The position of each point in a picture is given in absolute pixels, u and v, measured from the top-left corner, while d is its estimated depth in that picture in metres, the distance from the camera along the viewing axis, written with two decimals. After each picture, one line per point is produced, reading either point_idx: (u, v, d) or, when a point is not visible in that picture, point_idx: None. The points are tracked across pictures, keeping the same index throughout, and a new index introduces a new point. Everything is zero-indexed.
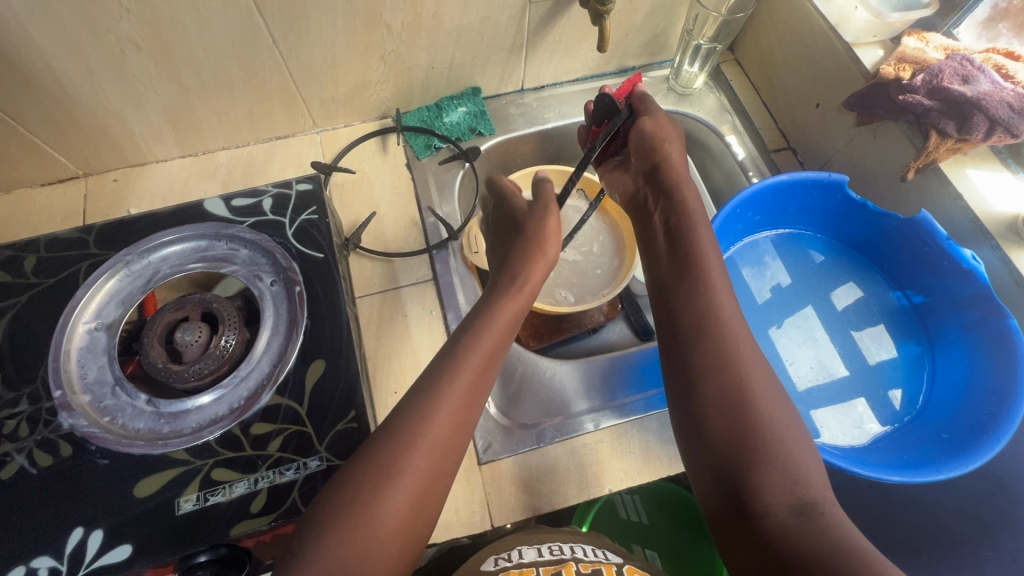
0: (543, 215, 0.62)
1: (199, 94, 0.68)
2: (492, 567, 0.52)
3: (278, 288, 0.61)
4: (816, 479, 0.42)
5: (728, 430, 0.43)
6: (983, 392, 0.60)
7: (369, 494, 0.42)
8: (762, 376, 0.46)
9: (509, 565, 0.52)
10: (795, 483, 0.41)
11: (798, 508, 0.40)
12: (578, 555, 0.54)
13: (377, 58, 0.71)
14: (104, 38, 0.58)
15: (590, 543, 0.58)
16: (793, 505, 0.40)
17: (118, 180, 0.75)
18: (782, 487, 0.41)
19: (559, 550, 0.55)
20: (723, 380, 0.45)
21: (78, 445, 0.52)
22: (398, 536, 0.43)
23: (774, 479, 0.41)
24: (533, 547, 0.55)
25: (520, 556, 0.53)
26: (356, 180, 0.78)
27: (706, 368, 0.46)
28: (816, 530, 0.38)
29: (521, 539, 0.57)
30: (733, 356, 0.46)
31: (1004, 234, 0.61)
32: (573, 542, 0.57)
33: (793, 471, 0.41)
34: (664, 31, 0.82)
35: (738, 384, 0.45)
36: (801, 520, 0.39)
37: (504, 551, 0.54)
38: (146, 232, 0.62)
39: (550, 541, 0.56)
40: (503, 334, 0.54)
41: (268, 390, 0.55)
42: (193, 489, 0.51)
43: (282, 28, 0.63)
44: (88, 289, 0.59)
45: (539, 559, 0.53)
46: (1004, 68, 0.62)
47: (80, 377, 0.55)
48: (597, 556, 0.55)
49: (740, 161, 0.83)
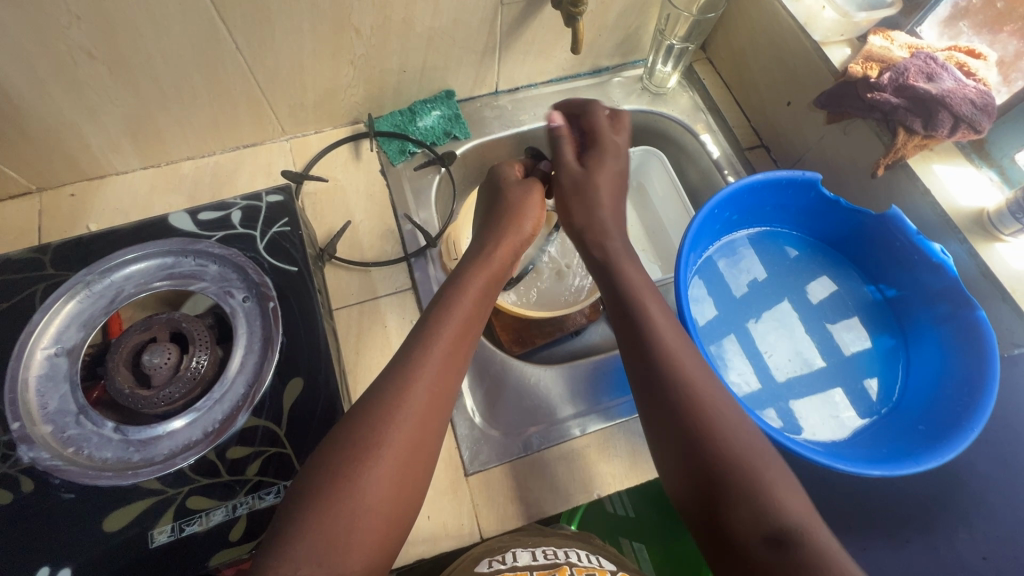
0: (526, 188, 0.64)
1: (160, 103, 0.65)
2: (486, 569, 0.52)
3: (250, 304, 0.58)
4: (791, 504, 0.42)
5: (698, 465, 0.45)
6: (954, 383, 0.62)
7: (344, 528, 0.41)
8: (729, 423, 0.46)
9: (503, 567, 0.52)
10: (772, 523, 0.40)
11: (773, 541, 0.40)
12: (572, 559, 0.54)
13: (347, 62, 0.69)
14: (55, 46, 0.54)
15: (583, 547, 0.58)
16: (767, 536, 0.40)
17: (76, 194, 0.71)
18: (756, 521, 0.41)
19: (554, 554, 0.54)
20: (686, 416, 0.47)
21: (40, 480, 0.49)
22: (373, 559, 0.42)
23: (746, 511, 0.42)
24: (526, 550, 0.55)
25: (514, 559, 0.53)
26: (329, 189, 0.76)
27: (669, 410, 0.48)
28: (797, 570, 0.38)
29: (516, 540, 0.57)
30: (701, 411, 0.47)
31: (970, 228, 0.63)
32: (567, 546, 0.57)
33: (765, 502, 0.42)
34: (636, 32, 0.82)
35: (696, 420, 0.47)
36: (777, 553, 0.39)
37: (498, 554, 0.54)
38: (108, 250, 0.59)
39: (544, 545, 0.56)
40: (460, 335, 0.52)
41: (245, 412, 0.53)
42: (167, 520, 0.49)
43: (245, 34, 0.60)
44: (46, 313, 0.55)
45: (533, 563, 0.52)
46: (966, 66, 0.64)
47: (40, 408, 0.52)
48: (591, 561, 0.55)
49: (715, 160, 0.83)
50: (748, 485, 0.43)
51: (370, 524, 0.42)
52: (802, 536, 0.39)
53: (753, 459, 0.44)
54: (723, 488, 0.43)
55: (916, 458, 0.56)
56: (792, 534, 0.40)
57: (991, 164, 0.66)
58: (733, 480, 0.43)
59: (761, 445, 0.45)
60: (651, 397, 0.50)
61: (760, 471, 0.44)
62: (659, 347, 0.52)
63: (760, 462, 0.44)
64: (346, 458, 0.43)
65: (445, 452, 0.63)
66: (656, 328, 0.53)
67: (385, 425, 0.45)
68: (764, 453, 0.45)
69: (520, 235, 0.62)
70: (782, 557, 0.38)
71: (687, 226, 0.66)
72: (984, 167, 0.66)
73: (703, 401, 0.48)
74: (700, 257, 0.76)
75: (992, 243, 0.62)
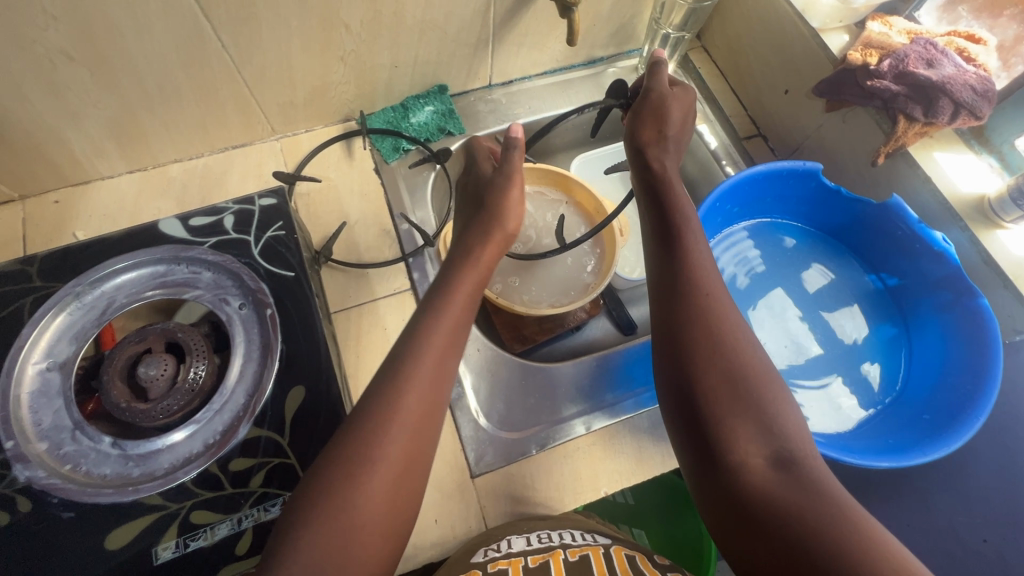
0: (503, 185, 0.62)
1: (145, 104, 0.63)
2: (481, 558, 0.51)
3: (247, 311, 0.57)
4: (797, 433, 0.42)
5: (719, 376, 0.44)
6: (959, 371, 0.63)
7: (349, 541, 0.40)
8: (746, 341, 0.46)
9: (498, 555, 0.51)
10: (777, 447, 0.41)
11: (777, 464, 0.40)
12: (565, 541, 0.54)
13: (337, 58, 0.67)
14: (32, 49, 0.52)
15: (577, 527, 0.57)
16: (772, 459, 0.41)
17: (60, 201, 0.69)
18: (762, 440, 0.42)
19: (548, 537, 0.54)
20: (703, 324, 0.47)
21: (38, 499, 0.48)
22: (380, 565, 0.41)
23: (749, 432, 0.42)
24: (522, 537, 0.54)
25: (509, 546, 0.53)
26: (323, 189, 0.74)
27: (689, 316, 0.47)
28: (797, 488, 0.38)
29: (510, 528, 0.56)
30: (721, 334, 0.46)
31: (973, 215, 0.63)
32: (560, 528, 0.56)
33: (769, 426, 0.42)
34: (631, 21, 0.80)
35: (715, 333, 0.46)
36: (779, 475, 0.40)
37: (494, 542, 0.54)
38: (96, 261, 0.58)
39: (538, 529, 0.56)
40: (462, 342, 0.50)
41: (246, 422, 0.52)
42: (171, 536, 0.48)
43: (231, 31, 0.58)
44: (35, 327, 0.54)
45: (527, 548, 0.52)
46: (966, 51, 0.63)
47: (34, 425, 0.50)
48: (585, 540, 0.54)
49: (713, 150, 0.82)
50: (761, 411, 0.43)
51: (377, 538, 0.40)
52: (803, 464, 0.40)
53: (771, 389, 0.44)
54: (737, 417, 0.42)
55: (923, 448, 0.57)
56: (801, 459, 0.40)
57: (990, 151, 0.66)
58: (752, 418, 0.42)
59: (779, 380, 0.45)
60: (669, 309, 0.48)
61: (778, 402, 0.43)
62: (695, 280, 0.49)
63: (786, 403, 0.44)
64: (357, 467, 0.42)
65: (449, 455, 0.62)
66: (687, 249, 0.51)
67: (392, 432, 0.43)
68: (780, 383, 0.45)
69: (504, 235, 0.61)
70: (786, 481, 0.39)
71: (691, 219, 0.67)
72: (983, 153, 0.66)
73: (725, 324, 0.47)
74: None
75: (993, 230, 0.62)
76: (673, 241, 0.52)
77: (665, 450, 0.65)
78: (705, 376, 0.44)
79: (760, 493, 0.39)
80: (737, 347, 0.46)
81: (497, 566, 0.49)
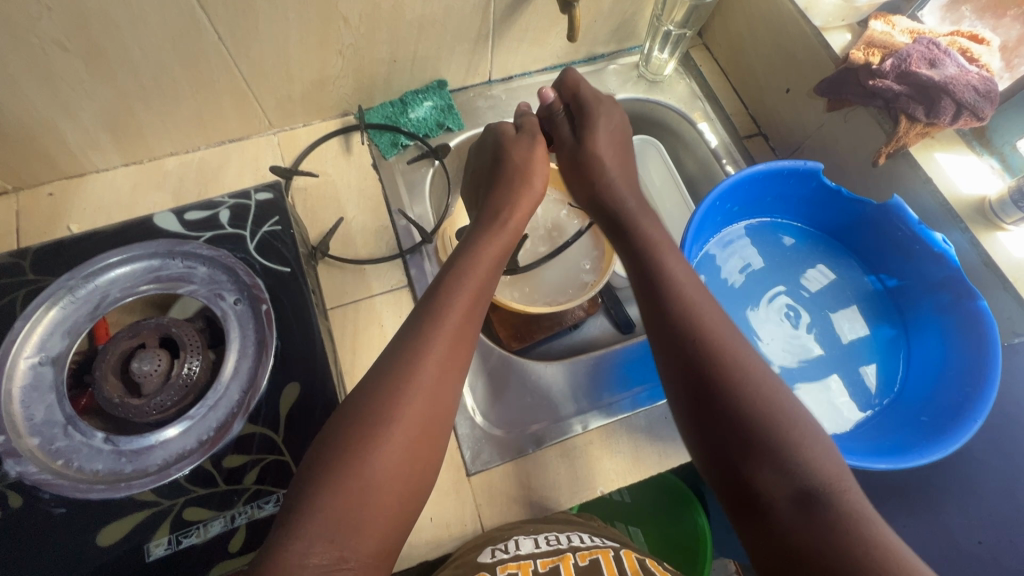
0: (530, 146, 0.64)
1: (140, 96, 0.63)
2: (489, 559, 0.51)
3: (242, 306, 0.56)
4: (820, 461, 0.41)
5: (728, 412, 0.44)
6: (958, 374, 0.62)
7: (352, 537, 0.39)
8: (750, 367, 0.46)
9: (506, 557, 0.51)
10: (800, 480, 0.40)
11: (801, 498, 0.39)
12: (574, 543, 0.55)
13: (335, 52, 0.67)
14: (24, 39, 0.51)
15: (585, 530, 0.58)
16: (794, 493, 0.39)
17: (54, 194, 0.69)
18: (782, 475, 0.40)
19: (556, 539, 0.55)
20: (703, 358, 0.47)
21: (29, 494, 0.48)
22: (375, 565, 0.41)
23: (768, 468, 0.41)
24: (529, 537, 0.54)
25: (517, 547, 0.52)
26: (320, 184, 0.73)
27: (688, 352, 0.47)
28: (824, 524, 0.37)
29: (516, 528, 0.56)
30: (722, 365, 0.46)
31: (973, 216, 0.63)
32: (568, 530, 0.57)
33: (789, 458, 0.41)
34: (633, 18, 0.79)
35: (716, 366, 0.46)
36: (804, 511, 0.39)
37: (501, 543, 0.53)
38: (90, 255, 0.57)
39: (545, 530, 0.56)
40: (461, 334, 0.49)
41: (240, 419, 0.51)
42: (163, 532, 0.48)
43: (228, 23, 0.58)
44: (27, 321, 0.53)
45: (536, 551, 0.52)
46: (969, 51, 0.62)
47: (25, 420, 0.50)
48: (593, 542, 0.56)
49: (713, 149, 0.82)
50: (777, 443, 0.42)
51: (372, 535, 0.40)
52: (829, 494, 0.39)
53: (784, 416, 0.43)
54: (755, 455, 0.42)
55: (923, 450, 0.57)
56: (824, 490, 0.39)
57: (992, 152, 0.66)
58: (770, 453, 0.41)
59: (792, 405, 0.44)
60: (669, 345, 0.49)
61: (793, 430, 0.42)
62: (690, 312, 0.49)
63: (802, 428, 0.43)
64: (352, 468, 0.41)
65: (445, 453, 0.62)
66: (676, 283, 0.52)
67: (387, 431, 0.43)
68: (794, 407, 0.44)
69: (532, 193, 0.62)
70: (813, 517, 0.38)
71: (690, 217, 0.66)
72: (984, 154, 0.66)
73: (725, 354, 0.46)
74: (701, 249, 0.74)
75: (993, 232, 0.62)
76: (663, 275, 0.53)
77: (662, 450, 0.64)
78: (716, 414, 0.44)
79: (790, 534, 0.38)
80: (740, 376, 0.45)
81: (506, 570, 0.49)
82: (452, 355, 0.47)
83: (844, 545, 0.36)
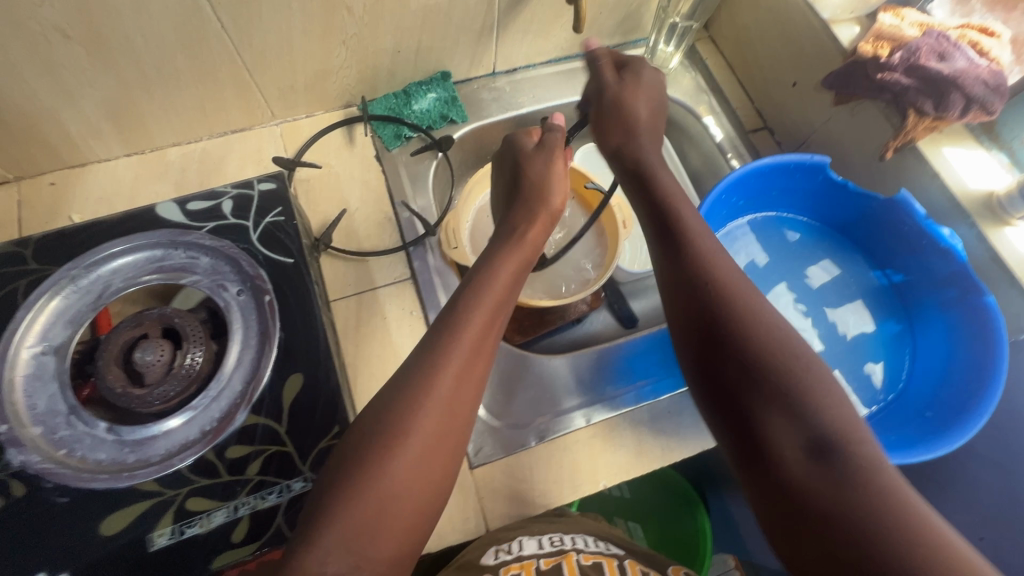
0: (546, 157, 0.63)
1: (142, 85, 0.62)
2: (492, 561, 0.55)
3: (245, 297, 0.56)
4: (837, 415, 0.39)
5: (741, 365, 0.42)
6: (963, 370, 0.62)
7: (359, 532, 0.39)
8: (766, 321, 0.44)
9: (509, 557, 0.55)
10: (814, 434, 0.38)
11: (815, 451, 0.38)
12: (578, 546, 0.58)
13: (339, 42, 0.66)
14: (25, 25, 0.51)
15: (590, 534, 0.61)
16: (809, 445, 0.38)
17: (56, 183, 0.68)
18: (795, 427, 0.39)
19: (560, 540, 0.58)
20: (717, 309, 0.45)
21: (32, 484, 0.47)
22: None
23: (781, 420, 0.40)
24: (533, 539, 0.58)
25: (520, 548, 0.57)
26: (323, 175, 0.73)
27: (703, 303, 0.46)
28: (835, 479, 0.36)
29: (522, 529, 0.60)
30: (736, 317, 0.44)
31: (979, 211, 0.62)
32: (574, 533, 0.61)
33: (804, 411, 0.39)
34: (639, 9, 0.78)
35: (729, 318, 0.44)
36: (817, 464, 0.37)
37: (504, 543, 0.57)
38: (92, 245, 0.57)
39: (550, 532, 0.60)
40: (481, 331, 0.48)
41: (243, 410, 0.51)
42: (166, 523, 0.48)
43: (230, 12, 0.57)
44: (30, 310, 0.53)
45: (539, 551, 0.56)
46: (979, 44, 0.61)
47: (28, 409, 0.49)
48: (597, 547, 0.59)
49: (718, 143, 0.81)
50: (789, 396, 0.40)
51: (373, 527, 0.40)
52: (844, 448, 0.37)
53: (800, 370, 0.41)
54: (766, 407, 0.40)
55: (926, 445, 0.57)
56: (839, 445, 0.37)
57: (1000, 147, 0.65)
58: (783, 405, 0.40)
59: (810, 358, 0.42)
60: (683, 299, 0.47)
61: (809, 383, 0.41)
62: (703, 267, 0.47)
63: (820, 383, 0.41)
64: (353, 459, 0.41)
65: None
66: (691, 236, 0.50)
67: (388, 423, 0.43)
68: (811, 362, 0.42)
69: (549, 212, 0.61)
70: (824, 471, 0.36)
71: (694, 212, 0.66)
72: (993, 149, 0.65)
73: (739, 307, 0.45)
74: None
75: (1001, 228, 0.61)
76: (675, 229, 0.51)
77: (665, 445, 0.64)
78: (728, 366, 0.43)
79: (799, 486, 0.37)
80: (754, 329, 0.44)
81: (509, 570, 0.53)
82: (454, 347, 0.46)
83: (856, 498, 0.34)
